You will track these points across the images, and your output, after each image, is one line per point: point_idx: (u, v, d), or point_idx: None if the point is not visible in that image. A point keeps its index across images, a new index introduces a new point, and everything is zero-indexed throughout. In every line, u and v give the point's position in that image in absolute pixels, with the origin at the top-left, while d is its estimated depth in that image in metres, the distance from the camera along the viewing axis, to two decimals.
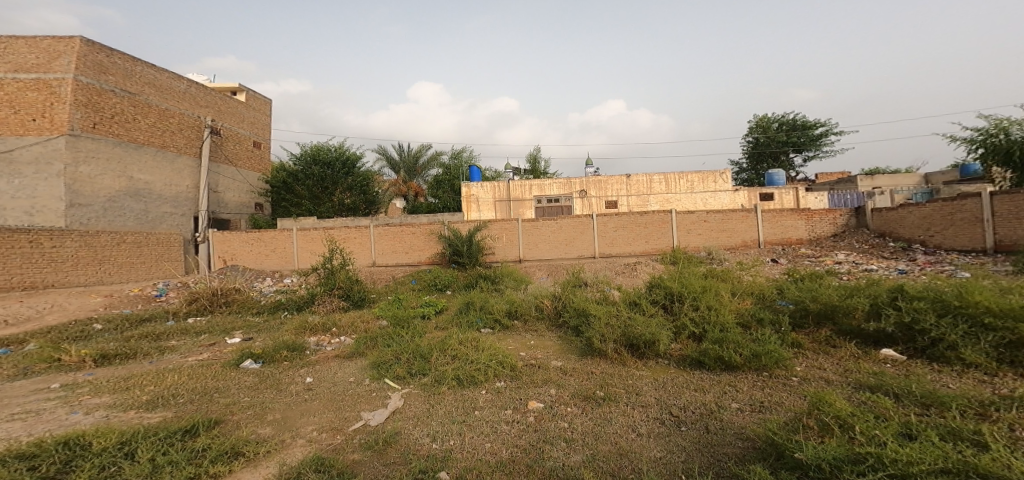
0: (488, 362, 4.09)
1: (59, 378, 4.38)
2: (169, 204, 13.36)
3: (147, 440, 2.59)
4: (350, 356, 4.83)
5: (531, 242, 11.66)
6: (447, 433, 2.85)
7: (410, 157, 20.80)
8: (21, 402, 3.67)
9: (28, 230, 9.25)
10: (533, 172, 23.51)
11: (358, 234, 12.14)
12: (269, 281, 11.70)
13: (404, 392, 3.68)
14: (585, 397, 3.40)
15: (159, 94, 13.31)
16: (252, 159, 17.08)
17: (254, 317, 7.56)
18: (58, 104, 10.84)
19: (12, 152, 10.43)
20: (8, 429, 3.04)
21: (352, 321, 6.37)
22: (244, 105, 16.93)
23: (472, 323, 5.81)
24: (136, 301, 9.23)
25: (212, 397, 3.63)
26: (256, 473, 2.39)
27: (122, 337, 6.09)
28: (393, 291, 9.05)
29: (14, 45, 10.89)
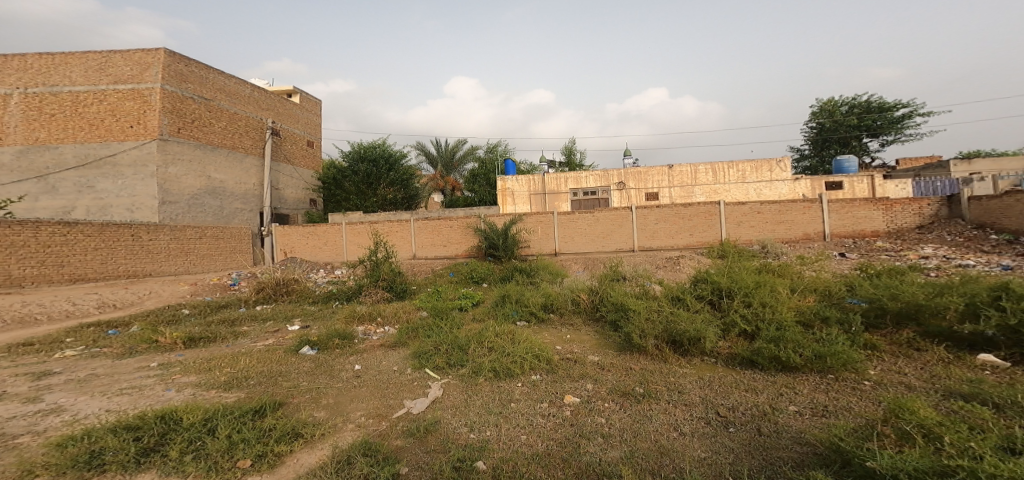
0: (524, 354, 4.11)
1: (156, 358, 4.91)
2: (240, 201, 14.54)
3: (226, 417, 2.85)
4: (394, 346, 5.05)
5: (568, 236, 11.54)
6: (484, 424, 2.91)
7: (448, 151, 21.09)
8: (128, 378, 4.15)
9: (131, 224, 10.37)
10: (569, 165, 23.20)
11: (399, 228, 12.67)
12: (322, 272, 12.44)
13: (443, 381, 3.79)
14: (624, 392, 3.35)
15: (228, 98, 14.43)
16: (306, 157, 18.14)
17: (310, 305, 8.08)
18: (149, 111, 12.05)
19: (116, 156, 11.84)
20: (117, 402, 3.44)
21: (395, 311, 6.66)
22: (299, 106, 17.99)
23: (509, 315, 5.87)
24: (212, 289, 10.10)
25: (276, 380, 3.92)
26: (313, 454, 2.54)
27: (203, 322, 6.72)
28: (433, 283, 9.30)
29: (111, 59, 12.16)
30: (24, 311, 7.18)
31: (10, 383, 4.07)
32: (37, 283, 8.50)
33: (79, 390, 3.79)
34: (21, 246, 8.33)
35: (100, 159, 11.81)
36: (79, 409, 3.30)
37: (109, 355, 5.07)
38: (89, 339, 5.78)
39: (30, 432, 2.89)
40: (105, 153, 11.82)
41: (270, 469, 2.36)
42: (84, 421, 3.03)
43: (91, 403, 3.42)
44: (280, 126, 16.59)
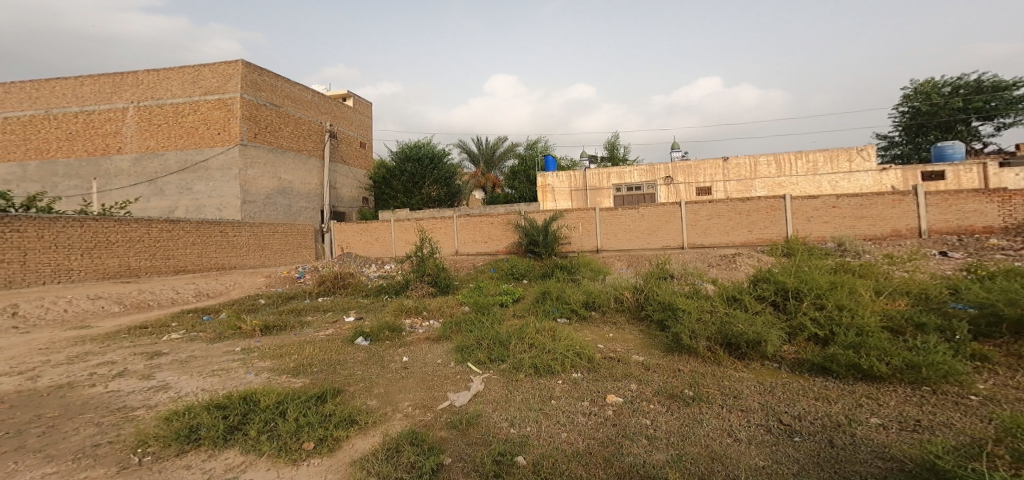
0: (565, 351, 4.07)
1: (240, 343, 5.40)
2: (304, 200, 15.57)
3: (295, 401, 3.06)
4: (438, 339, 5.19)
5: (611, 232, 11.28)
6: (524, 419, 2.92)
7: (488, 149, 21.32)
8: (217, 360, 4.61)
9: (217, 223, 11.44)
10: (611, 160, 22.67)
11: (442, 224, 13.03)
12: (374, 267, 13.04)
13: (484, 376, 3.85)
14: (671, 395, 3.22)
15: (294, 104, 15.48)
16: (359, 158, 19.08)
17: (363, 298, 8.51)
18: (232, 119, 13.27)
19: (208, 161, 13.15)
20: (208, 383, 3.81)
21: (439, 306, 6.85)
22: (352, 110, 18.94)
23: (549, 312, 5.83)
24: (280, 281, 10.90)
25: (336, 369, 4.17)
26: (367, 440, 2.67)
27: (275, 312, 7.30)
28: (475, 279, 9.45)
29: (200, 72, 13.48)
30: (140, 298, 8.19)
31: (127, 361, 4.63)
32: (150, 273, 9.77)
33: (181, 370, 4.25)
34: (139, 241, 9.59)
35: (195, 165, 13.19)
36: (181, 387, 3.70)
37: (203, 339, 5.64)
38: (187, 324, 6.45)
39: (145, 405, 3.27)
40: (199, 159, 13.19)
41: (330, 453, 2.50)
42: (186, 397, 3.40)
43: (189, 382, 3.82)
44: (336, 129, 17.56)
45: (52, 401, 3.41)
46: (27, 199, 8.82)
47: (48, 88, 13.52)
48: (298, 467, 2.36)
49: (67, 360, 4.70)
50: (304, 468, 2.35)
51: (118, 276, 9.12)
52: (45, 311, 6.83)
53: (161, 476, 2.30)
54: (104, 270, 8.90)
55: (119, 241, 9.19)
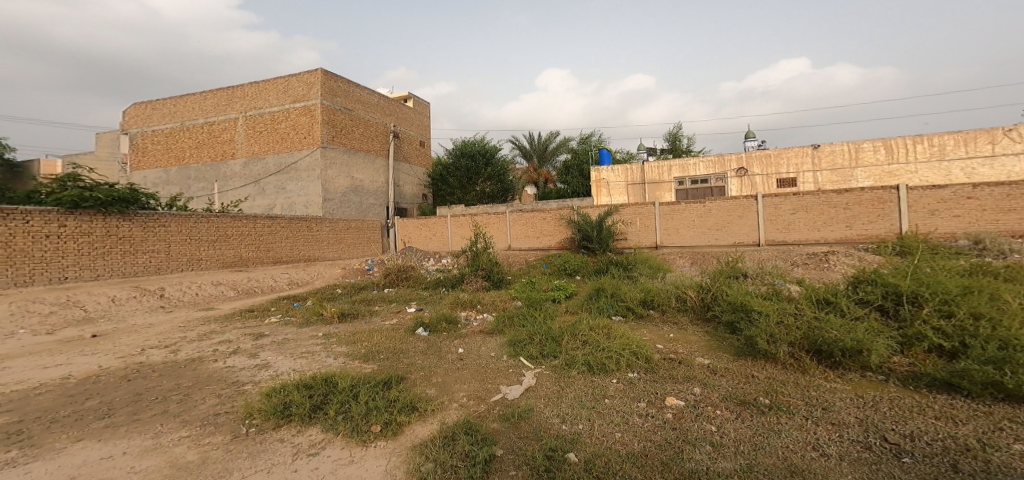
0: (621, 350, 3.95)
1: (321, 328, 5.89)
2: (373, 197, 16.56)
3: (365, 385, 3.27)
4: (492, 332, 5.29)
5: (671, 228, 10.75)
6: (576, 417, 2.88)
7: (540, 144, 21.22)
8: (305, 343, 5.07)
9: (303, 219, 12.57)
10: (674, 152, 21.55)
11: (496, 220, 13.25)
12: (432, 260, 13.53)
13: (536, 371, 3.85)
14: (742, 401, 2.97)
15: (363, 108, 16.47)
16: (420, 156, 19.87)
17: (422, 290, 8.87)
18: (315, 123, 14.52)
19: (297, 163, 14.58)
20: (299, 364, 4.19)
21: (493, 300, 6.96)
22: (413, 110, 19.73)
23: (603, 310, 5.69)
24: (353, 273, 11.65)
25: (399, 357, 4.40)
26: (426, 427, 2.79)
27: (349, 300, 7.88)
28: (527, 274, 9.48)
29: (290, 82, 14.89)
30: (249, 285, 9.26)
31: (239, 340, 5.24)
32: (256, 263, 11.10)
33: (279, 350, 4.73)
34: (248, 235, 10.94)
35: (288, 167, 14.72)
36: (279, 366, 4.12)
37: (295, 323, 6.25)
38: (283, 309, 7.17)
39: (252, 380, 3.68)
40: (291, 162, 14.69)
41: (394, 437, 2.65)
42: (283, 375, 3.79)
43: (284, 362, 4.24)
44: (399, 129, 18.41)
45: (187, 372, 3.95)
46: (170, 198, 10.28)
47: (183, 104, 15.93)
48: (367, 448, 2.52)
49: (198, 336, 5.42)
50: (372, 449, 2.50)
51: (234, 265, 10.54)
52: (182, 294, 8.01)
53: (261, 446, 2.55)
54: (224, 259, 10.30)
55: (234, 235, 10.57)
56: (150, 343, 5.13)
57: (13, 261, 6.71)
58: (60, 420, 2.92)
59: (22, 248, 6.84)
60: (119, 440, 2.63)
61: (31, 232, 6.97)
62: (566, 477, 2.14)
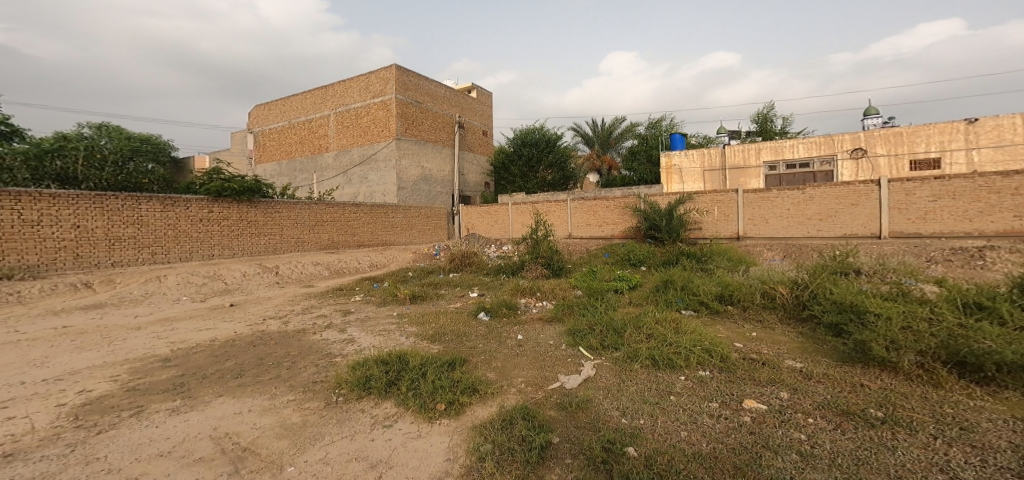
0: (691, 347, 3.71)
1: (396, 308, 6.30)
2: (440, 185, 17.18)
3: (431, 365, 3.44)
4: (551, 320, 5.28)
5: (758, 217, 9.73)
6: (637, 411, 2.79)
7: (604, 131, 20.53)
8: (381, 321, 5.45)
9: (382, 206, 13.42)
10: (765, 134, 19.62)
11: (557, 208, 13.16)
12: (493, 247, 13.79)
13: (596, 362, 3.78)
14: (843, 411, 2.65)
15: (432, 100, 17.03)
16: (483, 145, 20.19)
17: (484, 276, 9.07)
18: (390, 117, 15.37)
19: (376, 154, 15.57)
20: (378, 341, 4.52)
21: (553, 288, 6.94)
22: (477, 100, 20.04)
23: (672, 303, 5.41)
24: (423, 258, 12.24)
25: (462, 340, 4.56)
26: (485, 409, 2.87)
27: (419, 283, 8.32)
28: (588, 263, 9.31)
29: (369, 79, 15.85)
30: (338, 265, 10.13)
31: (331, 315, 5.80)
32: (344, 246, 12.14)
33: (362, 327, 5.14)
34: (339, 220, 12.01)
35: (369, 158, 15.77)
36: (361, 341, 4.48)
37: (374, 302, 6.74)
38: (365, 289, 7.77)
39: (340, 353, 4.05)
40: (371, 153, 15.71)
41: (457, 416, 2.76)
42: (365, 350, 4.12)
43: (366, 338, 4.60)
44: (463, 119, 18.84)
45: (293, 342, 4.45)
46: (282, 188, 11.95)
47: (290, 104, 17.76)
48: (432, 424, 2.65)
49: (302, 310, 6.11)
50: (436, 426, 2.63)
51: (328, 247, 11.68)
52: (291, 272, 9.02)
53: (346, 414, 2.79)
54: (320, 242, 11.45)
55: (327, 220, 11.65)
56: (269, 312, 5.89)
57: (179, 240, 8.53)
58: (207, 377, 3.43)
59: (185, 229, 8.64)
60: (246, 398, 3.03)
61: (189, 216, 8.72)
62: (625, 471, 2.09)
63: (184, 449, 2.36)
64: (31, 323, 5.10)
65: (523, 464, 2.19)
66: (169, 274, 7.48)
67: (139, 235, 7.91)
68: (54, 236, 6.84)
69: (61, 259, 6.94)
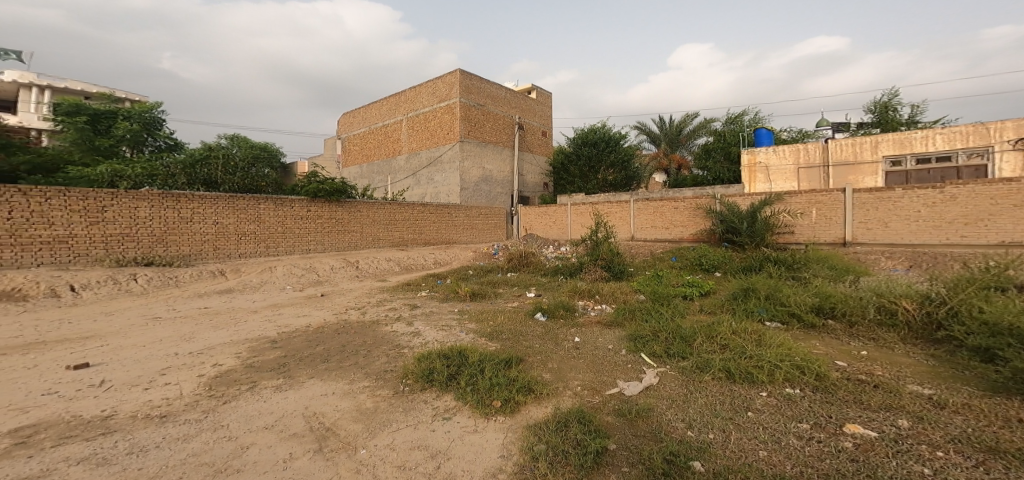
0: (778, 361, 3.40)
1: (457, 305, 6.53)
2: (499, 186, 17.48)
3: (489, 362, 3.51)
4: (611, 324, 5.15)
5: (874, 220, 8.42)
6: (706, 425, 2.63)
7: (674, 128, 19.46)
8: (443, 317, 5.68)
9: (445, 206, 13.95)
10: (884, 125, 16.59)
11: (619, 209, 12.85)
12: (551, 248, 13.74)
13: (660, 370, 3.62)
14: (988, 448, 2.26)
15: (493, 102, 17.39)
16: (543, 145, 20.19)
17: (541, 277, 9.07)
18: (454, 120, 15.96)
19: (441, 156, 16.24)
20: (440, 335, 4.72)
21: (613, 291, 6.75)
22: (537, 101, 20.10)
23: (754, 313, 4.94)
24: (482, 257, 12.53)
25: (519, 339, 4.60)
26: (540, 409, 2.88)
27: (478, 281, 8.53)
28: (653, 267, 8.96)
29: (436, 84, 16.57)
30: (407, 262, 10.69)
31: (399, 308, 6.16)
32: (412, 243, 12.80)
33: (427, 321, 5.40)
34: (409, 219, 12.69)
35: (435, 160, 16.48)
36: (426, 335, 4.70)
37: (437, 298, 7.04)
38: (429, 285, 8.13)
39: (408, 345, 4.28)
40: (437, 155, 16.41)
41: (512, 414, 2.80)
42: (429, 343, 4.32)
43: (430, 332, 4.82)
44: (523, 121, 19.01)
45: (368, 332, 4.79)
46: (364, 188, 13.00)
47: (369, 111, 19.14)
48: (488, 420, 2.72)
49: (376, 302, 6.56)
50: (492, 422, 2.69)
51: (399, 244, 12.39)
52: (367, 266, 9.70)
53: (410, 404, 2.95)
54: (392, 240, 12.18)
55: (399, 218, 12.36)
56: (349, 303, 6.39)
57: (285, 236, 9.73)
58: (303, 360, 3.80)
59: (291, 226, 9.80)
60: (330, 381, 3.32)
61: (293, 214, 9.85)
62: None
63: (282, 424, 2.63)
64: (185, 303, 6.07)
65: (577, 468, 2.16)
66: (279, 265, 8.48)
67: (258, 231, 9.23)
68: (201, 232, 8.35)
69: (205, 253, 8.40)
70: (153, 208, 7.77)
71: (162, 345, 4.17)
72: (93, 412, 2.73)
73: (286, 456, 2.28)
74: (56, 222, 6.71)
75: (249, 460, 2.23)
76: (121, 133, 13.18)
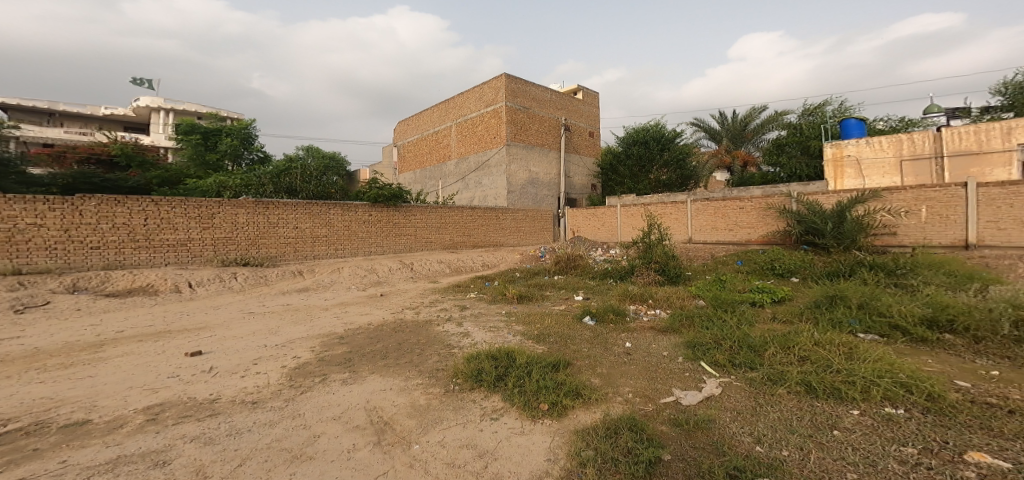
0: (875, 377, 3.04)
1: (503, 306, 6.60)
2: (546, 188, 17.45)
3: (535, 365, 3.50)
4: (665, 330, 4.95)
5: (1008, 220, 7.20)
6: (779, 441, 2.44)
7: (738, 122, 18.23)
8: (490, 318, 5.76)
9: (493, 209, 14.17)
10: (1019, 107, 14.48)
11: (674, 210, 12.39)
12: (600, 250, 13.48)
13: (723, 380, 3.41)
14: None
15: (539, 105, 17.41)
16: (590, 147, 19.87)
17: (590, 280, 8.92)
18: (501, 124, 16.18)
19: (489, 160, 16.51)
20: (488, 336, 4.79)
21: (668, 296, 6.49)
22: (583, 102, 19.85)
23: (844, 323, 4.38)
24: (530, 259, 12.56)
25: (566, 342, 4.56)
26: (589, 415, 2.83)
27: (525, 284, 8.56)
28: (714, 271, 8.51)
29: (483, 89, 16.90)
30: (457, 264, 10.96)
31: (449, 309, 6.33)
32: (462, 246, 13.11)
33: (475, 322, 5.50)
34: (458, 223, 13.02)
35: (483, 164, 16.79)
36: (474, 336, 4.79)
37: (485, 299, 7.16)
38: (478, 287, 8.29)
39: (459, 345, 4.39)
40: (485, 159, 16.70)
41: (559, 418, 2.77)
42: (478, 344, 4.40)
43: (479, 333, 4.91)
44: (569, 122, 18.85)
45: (421, 331, 4.97)
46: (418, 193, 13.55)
47: (421, 119, 19.95)
48: (535, 423, 2.71)
49: (428, 303, 6.79)
50: (539, 425, 2.68)
51: (449, 247, 12.74)
52: (421, 268, 10.07)
53: (459, 403, 3.01)
54: (443, 243, 12.57)
55: (449, 222, 12.72)
56: (404, 303, 6.67)
57: (351, 239, 10.38)
58: (365, 356, 4.03)
59: (355, 231, 10.44)
60: (388, 377, 3.48)
61: (357, 219, 10.48)
62: None
63: (347, 416, 2.80)
64: (273, 299, 6.70)
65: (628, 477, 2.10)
66: (346, 267, 9.08)
67: (329, 234, 9.95)
68: (284, 235, 9.21)
69: (287, 254, 9.25)
70: (249, 214, 8.75)
71: (256, 337, 4.61)
72: (205, 395, 3.07)
73: (350, 447, 2.42)
74: (179, 227, 7.91)
75: (320, 449, 2.39)
76: (225, 147, 14.83)
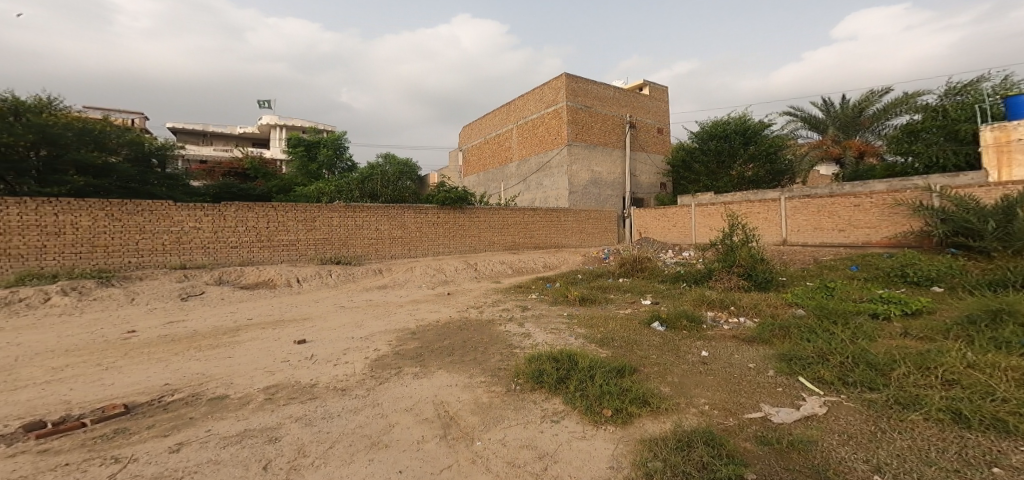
0: None
1: (565, 308, 6.55)
2: (609, 189, 17.00)
3: (599, 369, 3.42)
4: (750, 341, 4.55)
5: None
6: (908, 475, 2.11)
7: (850, 109, 16.05)
8: (552, 320, 5.74)
9: (555, 210, 14.09)
10: None
11: (763, 209, 11.51)
12: (671, 252, 12.79)
13: (830, 400, 3.04)
14: None
15: (602, 103, 17.00)
16: (658, 143, 18.96)
17: (659, 283, 8.52)
18: (561, 124, 16.07)
19: (550, 160, 16.49)
20: (550, 338, 4.78)
21: (753, 303, 5.96)
22: (649, 97, 19.01)
23: (1012, 343, 3.56)
24: (593, 261, 12.31)
25: (633, 348, 4.39)
26: (657, 424, 2.69)
27: (588, 286, 8.41)
28: (814, 278, 7.65)
29: (544, 90, 16.91)
30: (519, 265, 11.07)
31: (512, 309, 6.42)
32: (524, 247, 13.22)
33: (538, 323, 5.51)
34: (521, 224, 13.15)
35: (544, 165, 16.80)
36: (536, 337, 4.80)
37: (547, 301, 7.15)
38: (540, 288, 8.30)
39: (523, 345, 4.42)
40: (546, 160, 16.68)
41: (623, 425, 2.67)
42: (540, 345, 4.41)
43: (541, 334, 4.90)
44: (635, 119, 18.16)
45: (486, 330, 5.10)
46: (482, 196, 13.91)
47: (484, 123, 20.46)
48: (598, 428, 2.65)
49: (492, 303, 6.94)
50: (602, 431, 2.61)
51: (512, 248, 12.91)
52: (486, 269, 10.31)
53: (521, 403, 3.04)
54: (505, 244, 12.77)
55: (512, 223, 12.88)
56: (470, 303, 6.88)
57: (422, 239, 10.92)
58: (434, 351, 4.22)
59: (425, 232, 10.96)
60: (457, 373, 3.61)
61: (426, 220, 10.99)
62: None
63: (418, 408, 2.95)
64: (368, 294, 7.29)
65: None
66: (417, 266, 9.59)
67: (403, 235, 10.56)
68: (368, 235, 9.96)
69: (370, 253, 9.98)
70: (341, 217, 9.59)
71: (344, 329, 5.04)
72: (307, 379, 3.42)
73: (419, 438, 2.54)
74: (290, 229, 8.89)
75: (394, 438, 2.54)
76: (323, 157, 16.49)
